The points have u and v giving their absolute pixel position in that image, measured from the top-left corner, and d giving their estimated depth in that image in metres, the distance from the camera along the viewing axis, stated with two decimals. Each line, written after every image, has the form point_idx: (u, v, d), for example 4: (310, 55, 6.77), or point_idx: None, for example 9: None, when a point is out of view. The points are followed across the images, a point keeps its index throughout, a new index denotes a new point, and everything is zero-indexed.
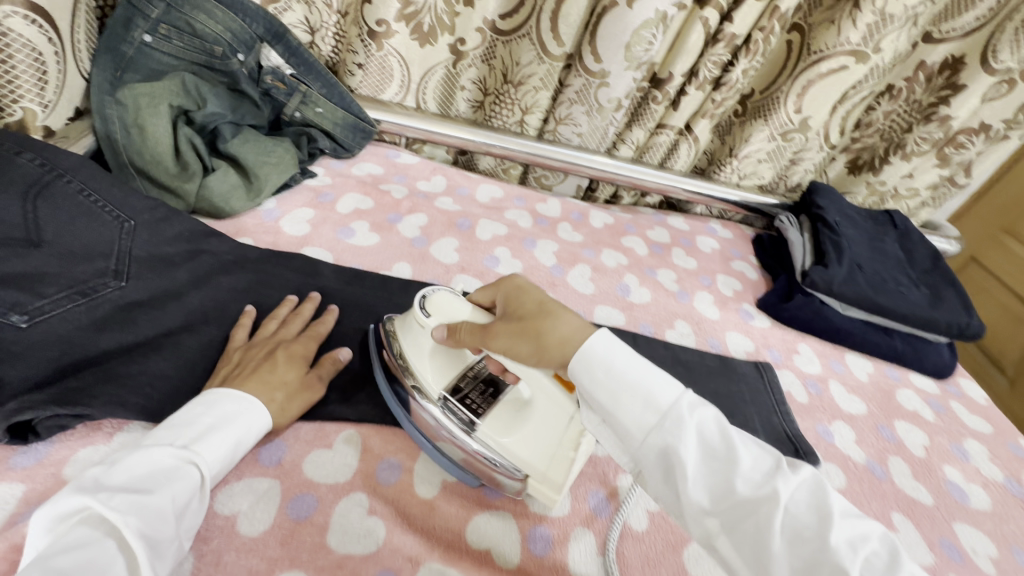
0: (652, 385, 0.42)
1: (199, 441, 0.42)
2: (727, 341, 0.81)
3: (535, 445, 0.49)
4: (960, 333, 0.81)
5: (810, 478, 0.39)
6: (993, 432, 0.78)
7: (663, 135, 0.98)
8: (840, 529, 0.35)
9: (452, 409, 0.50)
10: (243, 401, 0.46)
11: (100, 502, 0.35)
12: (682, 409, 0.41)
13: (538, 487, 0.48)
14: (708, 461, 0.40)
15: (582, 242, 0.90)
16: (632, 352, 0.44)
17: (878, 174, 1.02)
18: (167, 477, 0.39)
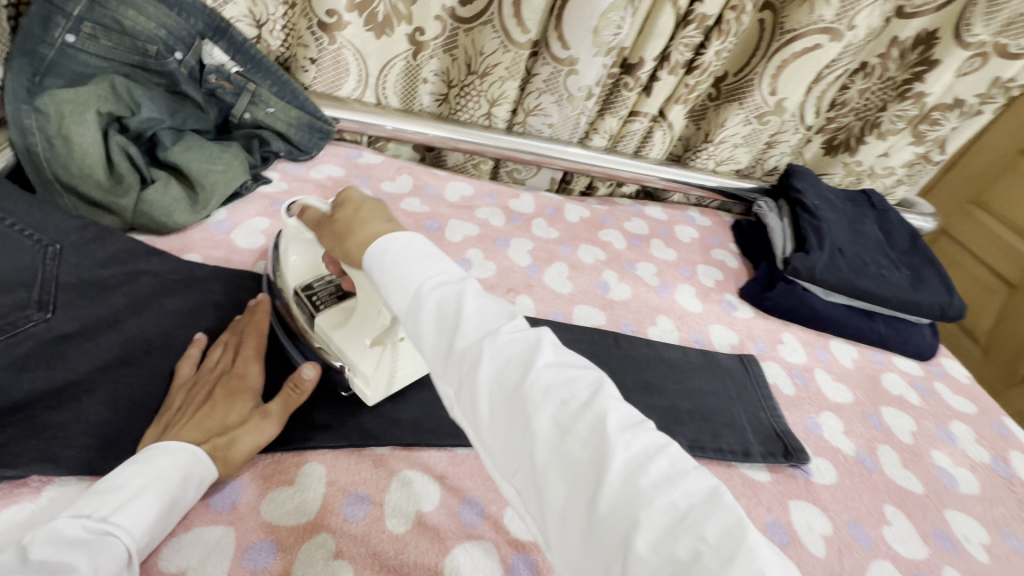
0: (405, 267, 0.39)
1: (125, 506, 0.38)
2: (710, 335, 0.78)
3: (353, 341, 0.52)
4: (942, 314, 0.80)
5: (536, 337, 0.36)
6: (977, 411, 0.77)
7: (636, 122, 0.95)
8: (537, 377, 0.34)
9: (299, 302, 0.55)
10: (178, 453, 0.42)
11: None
12: (431, 289, 0.38)
13: (352, 380, 0.53)
14: (441, 331, 0.37)
15: (557, 238, 0.86)
16: (403, 242, 0.41)
17: (853, 154, 1.00)
18: (86, 552, 0.35)
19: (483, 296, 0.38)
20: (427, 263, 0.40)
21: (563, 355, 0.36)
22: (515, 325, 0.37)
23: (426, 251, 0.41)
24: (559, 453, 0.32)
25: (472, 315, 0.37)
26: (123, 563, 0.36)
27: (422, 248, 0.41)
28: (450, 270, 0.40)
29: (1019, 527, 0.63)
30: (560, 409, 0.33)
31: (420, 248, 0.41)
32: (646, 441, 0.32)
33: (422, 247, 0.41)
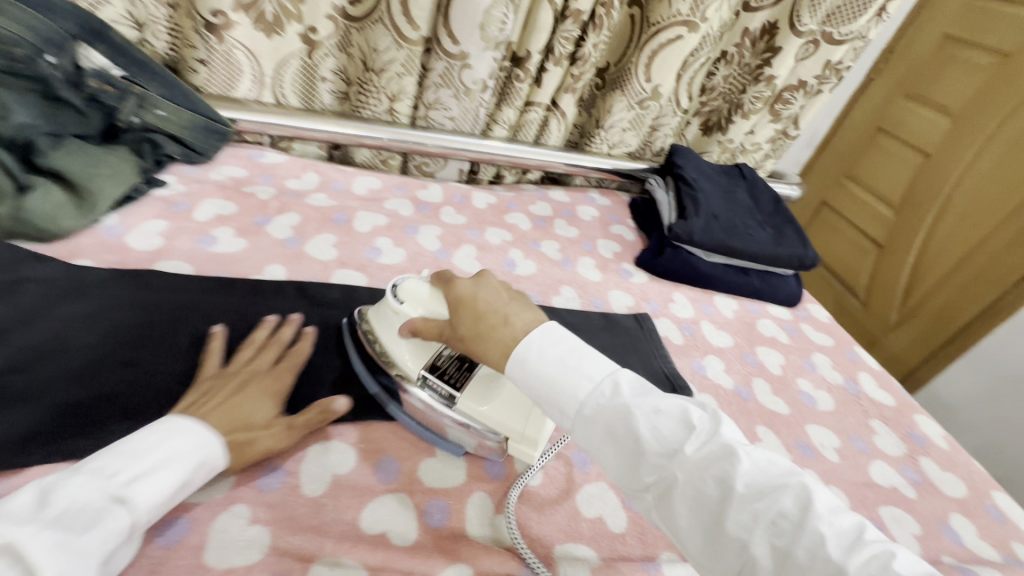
0: (561, 387, 0.47)
1: (142, 480, 0.40)
2: (609, 299, 0.86)
3: (509, 411, 0.54)
4: (801, 264, 0.93)
5: (723, 452, 0.42)
6: (834, 344, 0.91)
7: (532, 112, 1.02)
8: (737, 501, 0.39)
9: (432, 386, 0.55)
10: (201, 439, 0.45)
11: (27, 542, 0.32)
12: (595, 407, 0.45)
13: (518, 448, 0.54)
14: (625, 454, 0.44)
15: (466, 223, 0.91)
16: (542, 353, 0.49)
17: (725, 132, 1.13)
18: (102, 519, 0.37)
19: (652, 410, 0.45)
20: (574, 378, 0.47)
21: (759, 467, 0.41)
22: (697, 439, 0.43)
23: (567, 359, 0.48)
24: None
25: (652, 441, 0.43)
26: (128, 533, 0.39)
27: (561, 356, 0.48)
28: (595, 377, 0.47)
29: (865, 432, 0.75)
30: (772, 530, 0.38)
31: (564, 356, 0.48)
32: (871, 559, 0.36)
33: (576, 362, 0.48)
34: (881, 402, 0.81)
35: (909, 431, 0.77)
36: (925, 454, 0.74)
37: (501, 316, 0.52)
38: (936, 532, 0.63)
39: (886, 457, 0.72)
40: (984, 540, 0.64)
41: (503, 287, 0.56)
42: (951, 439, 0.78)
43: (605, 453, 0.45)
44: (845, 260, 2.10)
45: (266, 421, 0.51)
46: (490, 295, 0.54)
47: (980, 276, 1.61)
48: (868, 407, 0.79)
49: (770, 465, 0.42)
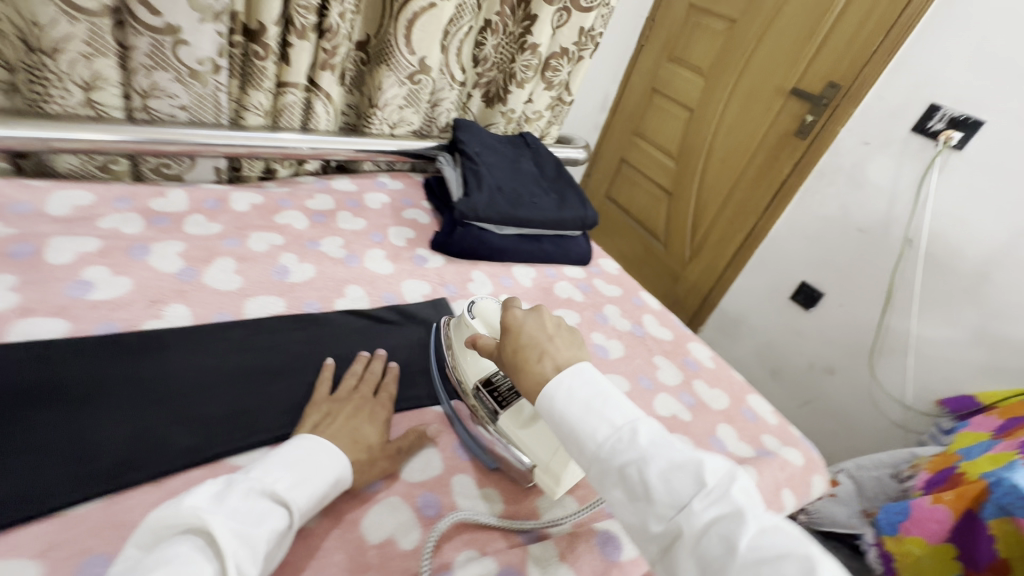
0: (581, 432, 0.48)
1: (296, 488, 0.47)
2: (403, 291, 0.81)
3: (540, 440, 0.59)
4: (584, 225, 0.99)
5: (733, 513, 0.40)
6: (622, 293, 0.99)
7: (290, 94, 0.90)
8: (743, 561, 0.38)
9: (481, 399, 0.64)
10: (338, 459, 0.51)
11: (214, 526, 0.39)
12: (609, 448, 0.46)
13: (541, 478, 0.59)
14: (633, 502, 0.44)
15: (220, 232, 0.77)
16: (571, 398, 0.49)
17: (506, 103, 1.14)
18: (266, 519, 0.44)
19: (663, 461, 0.43)
20: (596, 423, 0.47)
21: (766, 530, 0.39)
22: (705, 494, 0.41)
23: (593, 403, 0.49)
24: None
25: (659, 490, 0.42)
26: (282, 533, 0.45)
27: (590, 404, 0.49)
28: (618, 423, 0.47)
29: (649, 369, 0.83)
30: None
31: (592, 403, 0.49)
32: None
33: (597, 402, 0.49)
34: (661, 337, 0.90)
35: (684, 359, 0.87)
36: (697, 377, 0.84)
37: (540, 351, 0.56)
38: (706, 445, 0.72)
39: (667, 388, 0.80)
40: (742, 441, 0.75)
41: (554, 324, 0.60)
42: (717, 357, 0.90)
43: (615, 498, 0.45)
44: (645, 209, 2.34)
45: (381, 446, 0.57)
46: (536, 328, 0.59)
47: (738, 208, 1.92)
48: (651, 345, 0.88)
49: (780, 530, 0.40)
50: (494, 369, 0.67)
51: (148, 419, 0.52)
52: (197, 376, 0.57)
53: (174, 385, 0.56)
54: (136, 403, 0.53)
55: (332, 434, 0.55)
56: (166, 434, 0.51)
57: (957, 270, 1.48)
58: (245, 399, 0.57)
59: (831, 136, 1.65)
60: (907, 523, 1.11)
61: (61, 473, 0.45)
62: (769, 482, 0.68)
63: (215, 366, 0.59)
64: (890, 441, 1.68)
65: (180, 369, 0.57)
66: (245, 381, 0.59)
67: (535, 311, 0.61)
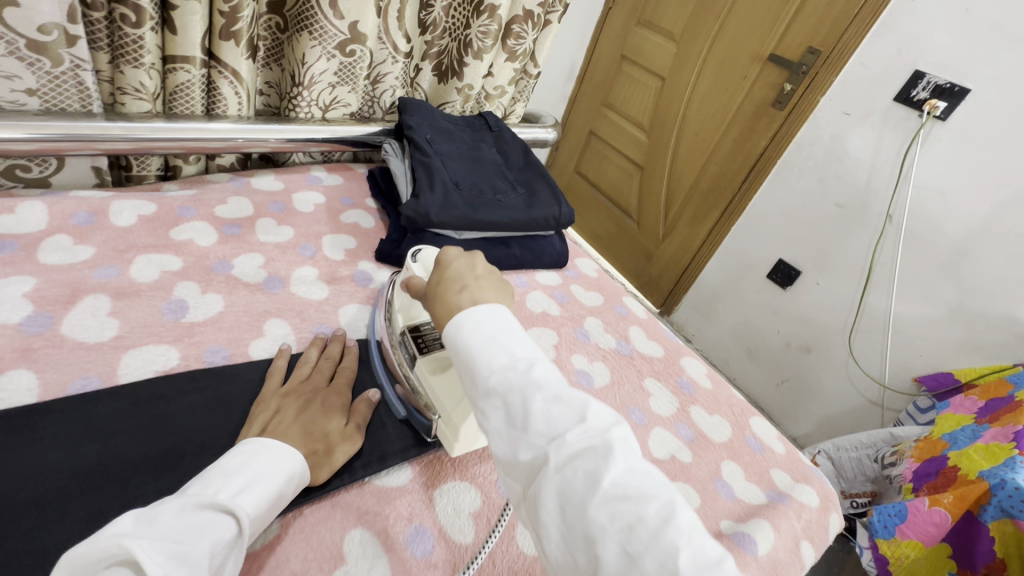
0: (476, 353, 0.37)
1: (242, 493, 0.39)
2: (341, 320, 0.66)
3: (448, 389, 0.53)
4: (558, 224, 0.85)
5: (609, 448, 0.33)
6: (603, 301, 0.86)
7: (182, 72, 0.71)
8: (604, 498, 0.31)
9: (403, 343, 0.58)
10: (286, 454, 0.43)
11: (139, 548, 0.31)
12: (497, 372, 0.36)
13: (443, 430, 0.53)
14: (510, 431, 0.35)
15: (91, 258, 0.59)
16: (478, 320, 0.39)
17: (462, 77, 0.97)
18: (209, 529, 0.35)
19: (553, 393, 0.35)
20: (495, 346, 0.37)
21: (634, 468, 0.33)
22: (585, 428, 0.34)
23: (499, 332, 0.39)
24: None
25: (539, 419, 0.34)
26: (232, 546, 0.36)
27: (495, 329, 0.38)
28: (519, 350, 0.38)
29: (641, 398, 0.71)
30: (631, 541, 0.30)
31: (496, 330, 0.39)
32: None
33: (504, 328, 0.39)
34: (651, 355, 0.78)
35: (678, 381, 0.75)
36: (694, 402, 0.73)
37: (461, 286, 0.44)
38: (712, 495, 0.61)
39: (662, 421, 0.68)
40: (750, 482, 0.64)
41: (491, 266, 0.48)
42: (713, 374, 0.79)
43: (492, 426, 0.35)
44: (615, 186, 2.20)
45: (340, 434, 0.50)
46: (466, 267, 0.46)
47: (715, 184, 1.81)
48: (640, 366, 0.76)
49: (649, 472, 0.34)
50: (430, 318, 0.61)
51: None
52: (34, 484, 0.41)
53: None
54: None
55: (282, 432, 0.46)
56: None
57: (938, 247, 1.41)
58: (108, 509, 0.42)
59: (810, 106, 1.55)
60: (902, 525, 1.07)
61: None
62: (786, 538, 0.57)
63: (64, 466, 0.43)
64: (864, 421, 1.65)
65: (7, 479, 0.41)
66: (109, 481, 0.43)
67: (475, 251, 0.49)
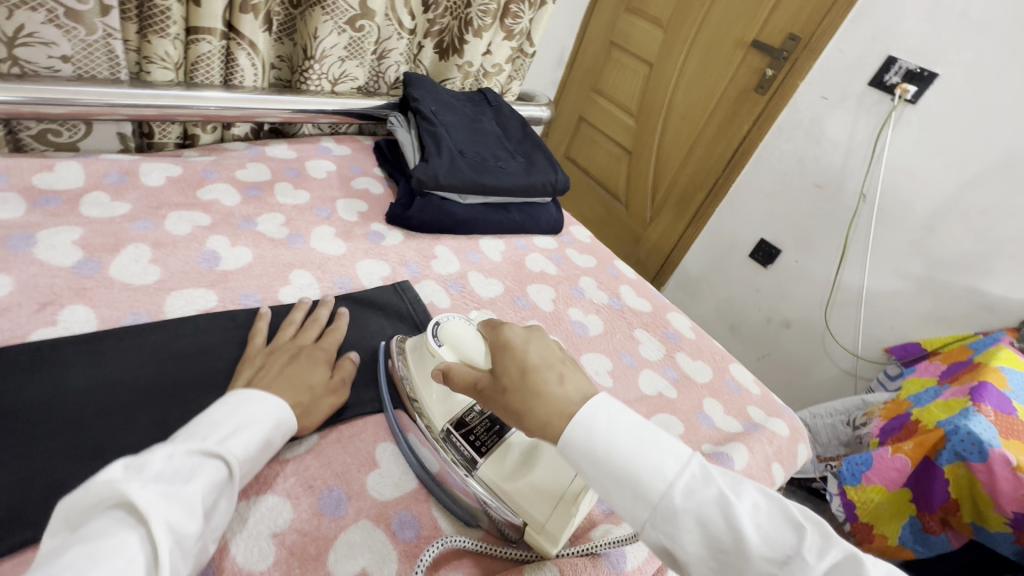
0: (640, 471, 0.39)
1: (230, 440, 0.40)
2: (358, 274, 0.72)
3: (535, 496, 0.48)
4: (554, 190, 0.91)
5: (830, 546, 0.36)
6: (596, 264, 0.92)
7: (203, 43, 0.76)
8: None
9: (452, 442, 0.51)
10: (271, 403, 0.45)
11: (137, 490, 0.32)
12: (679, 488, 0.38)
13: (534, 537, 0.48)
14: (716, 553, 0.37)
15: (128, 213, 0.64)
16: (616, 428, 0.40)
17: (462, 55, 1.03)
18: (202, 473, 0.37)
19: (746, 501, 0.38)
20: (658, 458, 0.39)
21: (868, 564, 0.36)
22: (800, 538, 0.36)
23: (641, 441, 0.40)
24: None
25: (747, 534, 0.36)
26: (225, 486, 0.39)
27: (636, 437, 0.40)
28: (679, 456, 0.40)
29: (631, 345, 0.78)
30: None
31: (641, 435, 0.40)
32: None
33: (649, 434, 0.41)
34: (639, 309, 0.85)
35: (665, 331, 0.83)
36: (679, 349, 0.80)
37: (556, 373, 0.45)
38: (694, 423, 0.68)
39: (650, 364, 0.76)
40: (729, 415, 0.72)
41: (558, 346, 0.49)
42: (697, 328, 0.86)
43: (690, 550, 0.37)
44: (604, 169, 2.27)
45: (324, 385, 0.52)
46: (545, 350, 0.47)
47: (699, 166, 1.88)
48: (631, 318, 0.83)
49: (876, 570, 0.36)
50: (467, 405, 0.53)
51: (38, 461, 0.42)
52: (103, 400, 0.47)
53: (71, 414, 0.45)
54: (26, 438, 0.42)
55: (268, 382, 0.49)
56: (68, 475, 0.42)
57: (907, 223, 1.51)
58: (168, 419, 0.48)
59: (790, 91, 1.62)
60: (869, 472, 1.16)
61: None
62: (760, 458, 0.65)
63: (125, 384, 0.49)
64: (838, 388, 1.75)
65: (79, 395, 0.47)
66: (167, 397, 0.49)
67: (530, 329, 0.50)
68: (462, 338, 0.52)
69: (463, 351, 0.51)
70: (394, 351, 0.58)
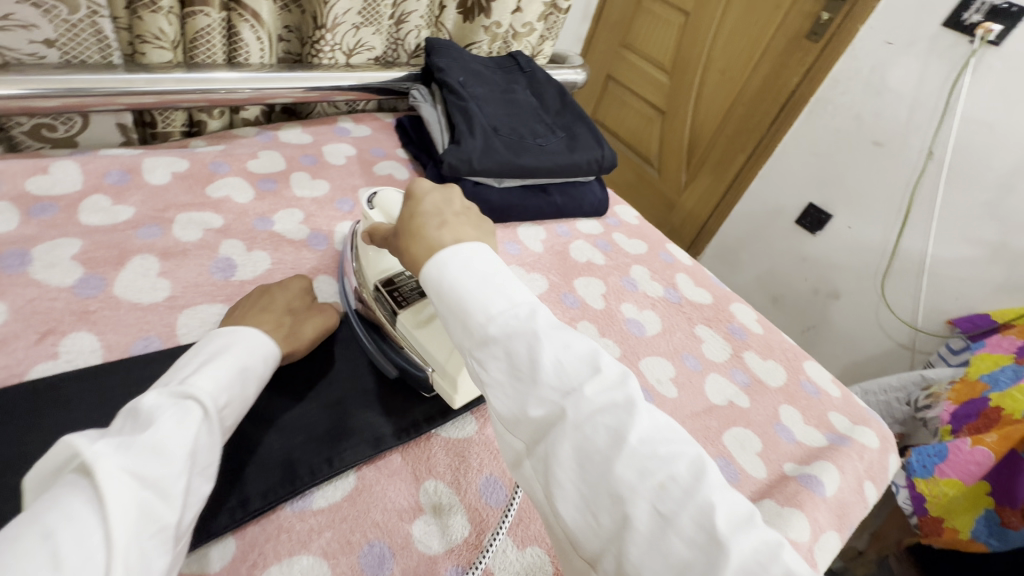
0: (470, 302, 0.38)
1: (197, 376, 0.39)
2: None
3: (438, 340, 0.49)
4: (600, 167, 0.81)
5: (624, 401, 0.35)
6: (648, 250, 0.83)
7: (203, 16, 0.67)
8: (628, 455, 0.33)
9: (381, 298, 0.53)
10: (238, 338, 0.44)
11: (83, 444, 0.30)
12: (499, 317, 0.37)
13: (439, 383, 0.49)
14: (516, 385, 0.36)
15: (133, 218, 0.58)
16: (464, 266, 0.40)
17: (489, 14, 0.91)
18: (169, 412, 0.35)
19: (561, 344, 0.36)
20: (492, 295, 0.38)
21: (656, 427, 0.35)
22: (600, 383, 0.35)
23: (490, 278, 0.39)
24: (654, 542, 0.31)
25: (550, 373, 0.35)
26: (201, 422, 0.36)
27: (483, 275, 0.39)
28: (516, 300, 0.39)
29: (693, 344, 0.69)
30: (656, 493, 0.32)
31: (486, 275, 0.39)
32: (757, 544, 0.31)
33: (497, 275, 0.40)
34: (699, 302, 0.76)
35: (729, 327, 0.74)
36: (747, 348, 0.71)
37: (440, 221, 0.45)
38: (773, 438, 0.60)
39: (716, 367, 0.67)
40: (809, 426, 0.63)
41: (461, 206, 0.49)
42: (763, 320, 0.77)
43: (495, 380, 0.36)
44: (634, 131, 2.10)
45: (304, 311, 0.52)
46: (441, 204, 0.47)
47: (742, 125, 1.71)
48: (690, 313, 0.74)
49: (666, 429, 0.36)
50: (400, 267, 0.55)
51: None
52: None
53: None
54: None
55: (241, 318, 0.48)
56: None
57: (982, 182, 1.33)
58: None
59: (849, 36, 1.43)
60: (942, 464, 1.06)
61: None
62: (851, 480, 0.57)
63: None
64: (894, 364, 1.60)
65: None
66: None
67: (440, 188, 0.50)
68: (391, 206, 0.56)
69: (387, 214, 0.55)
70: (350, 251, 0.60)
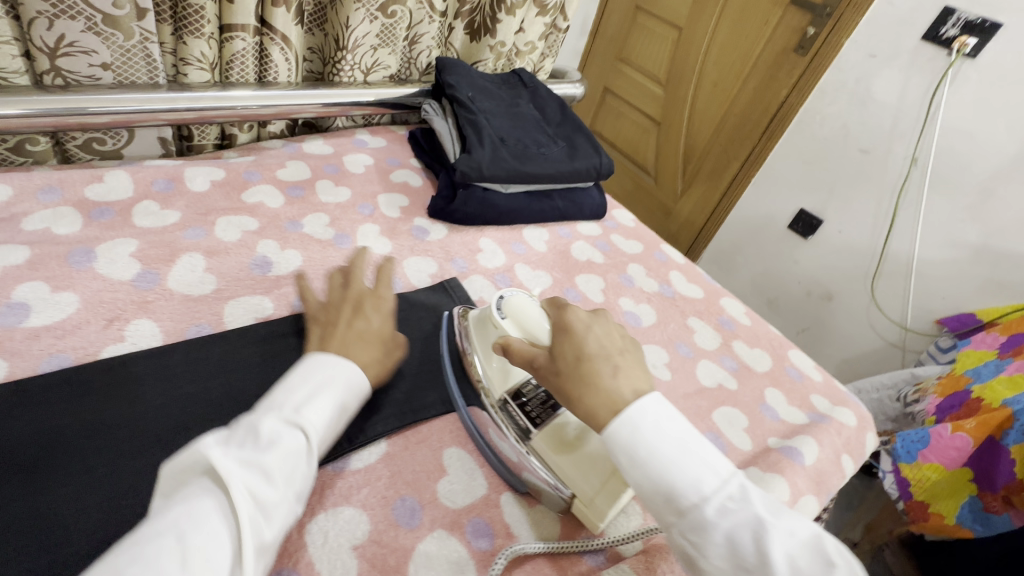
0: (671, 473, 0.39)
1: (307, 404, 0.42)
2: (406, 273, 0.71)
3: (588, 472, 0.49)
4: (598, 174, 0.88)
5: None
6: (643, 249, 0.89)
7: (238, 40, 0.74)
8: None
9: (511, 412, 0.53)
10: (341, 365, 0.46)
11: (216, 460, 0.34)
12: (709, 496, 0.38)
13: (585, 510, 0.49)
14: (740, 573, 0.37)
15: (179, 221, 0.64)
16: (658, 432, 0.41)
17: (495, 35, 0.99)
18: (281, 439, 0.38)
19: (782, 530, 0.37)
20: (698, 470, 0.40)
21: None
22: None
23: (687, 447, 0.40)
24: None
25: (778, 563, 0.36)
26: (304, 452, 0.39)
27: (679, 440, 0.41)
28: (721, 473, 0.40)
29: (686, 334, 0.75)
30: None
31: (682, 442, 0.41)
32: None
33: (692, 441, 0.41)
34: (692, 296, 0.82)
35: (719, 319, 0.80)
36: (735, 337, 0.78)
37: (611, 366, 0.45)
38: (758, 416, 0.66)
39: (707, 354, 0.73)
40: (792, 406, 0.69)
41: (616, 335, 0.50)
42: (752, 313, 0.83)
43: (717, 566, 0.37)
44: (631, 141, 2.17)
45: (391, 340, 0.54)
46: (603, 341, 0.48)
47: (735, 135, 1.79)
48: (683, 306, 0.80)
49: None
50: (526, 377, 0.55)
51: (128, 480, 0.42)
52: (179, 413, 0.47)
53: (153, 430, 0.46)
54: (115, 457, 0.43)
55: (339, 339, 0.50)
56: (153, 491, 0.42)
57: (962, 187, 1.40)
58: None
59: (833, 50, 1.52)
60: (925, 450, 1.13)
61: (29, 562, 0.37)
62: (829, 451, 0.63)
63: (196, 398, 0.49)
64: (886, 362, 1.66)
65: (155, 410, 0.47)
66: (237, 409, 0.49)
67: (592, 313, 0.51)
68: (528, 318, 0.52)
69: (524, 330, 0.52)
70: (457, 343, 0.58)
